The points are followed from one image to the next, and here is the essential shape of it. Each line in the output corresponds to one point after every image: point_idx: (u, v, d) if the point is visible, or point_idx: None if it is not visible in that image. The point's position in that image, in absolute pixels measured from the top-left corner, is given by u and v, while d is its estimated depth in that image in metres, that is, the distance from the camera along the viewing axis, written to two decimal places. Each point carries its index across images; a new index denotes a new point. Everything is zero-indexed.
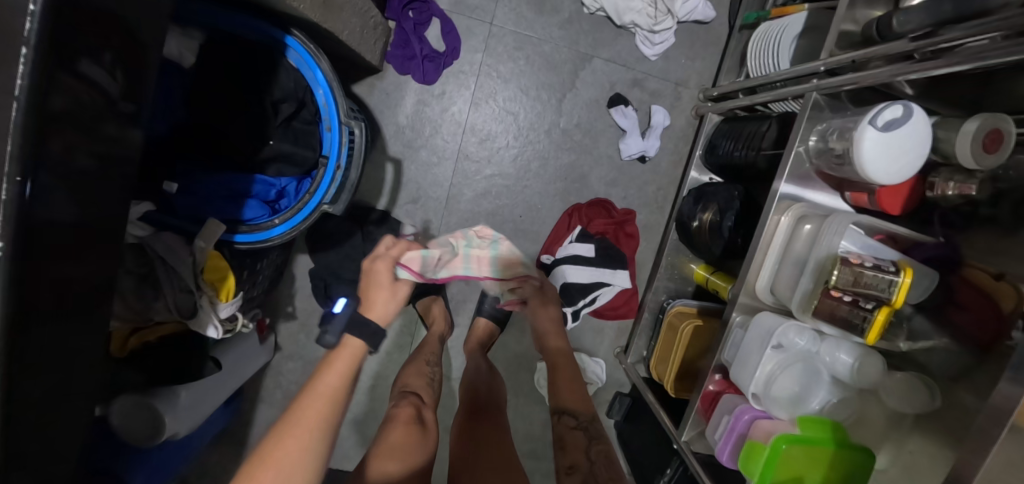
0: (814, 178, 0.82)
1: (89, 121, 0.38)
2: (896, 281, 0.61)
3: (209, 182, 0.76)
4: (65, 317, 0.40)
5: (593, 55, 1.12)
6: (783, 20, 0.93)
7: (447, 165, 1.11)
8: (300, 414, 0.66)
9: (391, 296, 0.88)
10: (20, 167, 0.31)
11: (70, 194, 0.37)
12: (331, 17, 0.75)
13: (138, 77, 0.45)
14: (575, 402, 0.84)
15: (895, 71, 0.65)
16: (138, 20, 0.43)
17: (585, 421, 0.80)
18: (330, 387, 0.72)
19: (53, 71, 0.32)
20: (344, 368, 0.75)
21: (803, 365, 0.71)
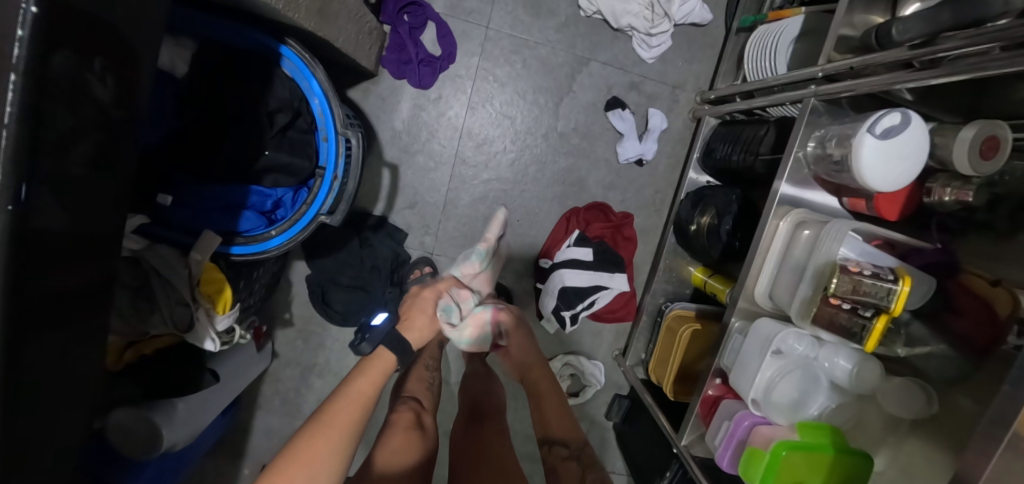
0: (812, 184, 0.82)
1: (80, 140, 0.37)
2: (894, 290, 0.61)
3: (203, 194, 0.74)
4: (57, 336, 0.40)
5: (590, 58, 1.11)
6: (781, 23, 0.93)
7: (444, 170, 1.11)
8: (329, 419, 0.72)
9: (431, 327, 0.94)
10: (10, 195, 0.31)
11: (63, 214, 0.37)
12: (326, 24, 0.74)
13: (131, 95, 0.44)
14: (563, 431, 0.92)
15: (893, 78, 0.65)
16: (134, 37, 0.42)
17: (575, 450, 0.89)
18: (363, 392, 0.77)
19: (41, 93, 0.32)
20: (379, 377, 0.81)
21: (802, 371, 0.72)
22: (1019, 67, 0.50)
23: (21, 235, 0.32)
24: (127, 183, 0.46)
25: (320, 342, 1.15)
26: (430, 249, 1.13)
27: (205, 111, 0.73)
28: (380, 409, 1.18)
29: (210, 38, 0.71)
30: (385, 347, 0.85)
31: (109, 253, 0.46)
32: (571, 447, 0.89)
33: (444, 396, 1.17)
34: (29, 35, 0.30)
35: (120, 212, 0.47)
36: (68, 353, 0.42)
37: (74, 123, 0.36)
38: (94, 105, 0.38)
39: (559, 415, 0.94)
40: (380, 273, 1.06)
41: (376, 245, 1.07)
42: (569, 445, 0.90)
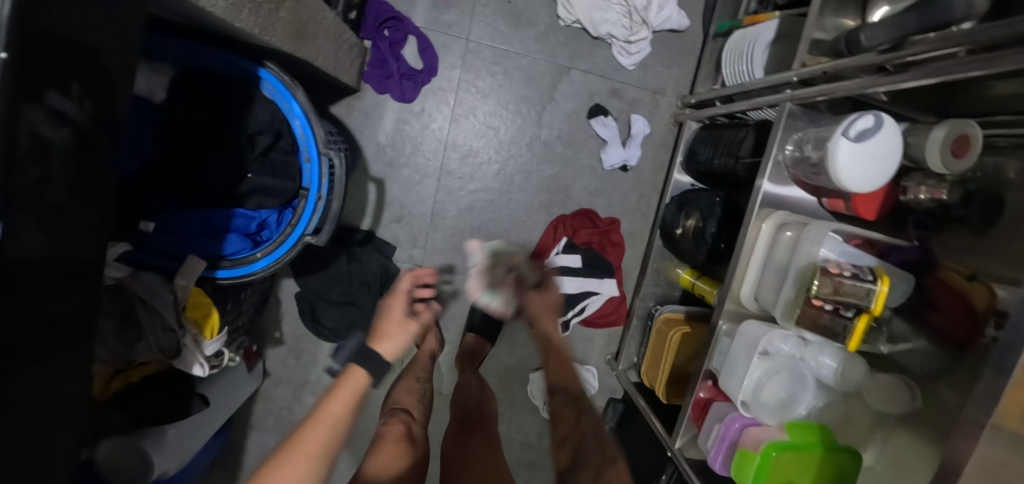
0: (791, 186, 0.83)
1: (53, 179, 0.37)
2: (874, 290, 0.62)
3: (186, 219, 0.74)
4: (39, 378, 0.39)
5: (571, 67, 1.12)
6: (755, 28, 0.95)
7: (430, 182, 1.11)
8: (287, 455, 0.60)
9: (404, 333, 0.88)
10: None
11: (44, 254, 0.37)
12: (306, 45, 0.74)
13: (109, 130, 0.44)
14: (564, 378, 0.88)
15: (866, 83, 0.67)
16: (112, 73, 0.43)
17: (574, 399, 0.84)
18: (334, 414, 0.67)
19: (14, 134, 0.31)
20: (349, 397, 0.71)
21: (789, 371, 0.73)
22: (986, 72, 0.51)
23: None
24: (108, 219, 0.46)
25: (311, 359, 1.14)
26: (419, 261, 1.13)
27: (188, 139, 0.75)
28: (373, 424, 1.17)
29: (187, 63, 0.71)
30: (355, 363, 0.77)
31: (90, 289, 0.46)
32: (571, 397, 0.85)
33: (439, 408, 1.16)
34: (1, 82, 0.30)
35: (99, 248, 0.46)
36: (50, 394, 0.41)
37: (48, 165, 0.36)
38: (67, 145, 0.38)
39: (561, 362, 0.89)
40: (369, 288, 1.06)
41: (365, 260, 1.06)
42: (570, 390, 0.86)
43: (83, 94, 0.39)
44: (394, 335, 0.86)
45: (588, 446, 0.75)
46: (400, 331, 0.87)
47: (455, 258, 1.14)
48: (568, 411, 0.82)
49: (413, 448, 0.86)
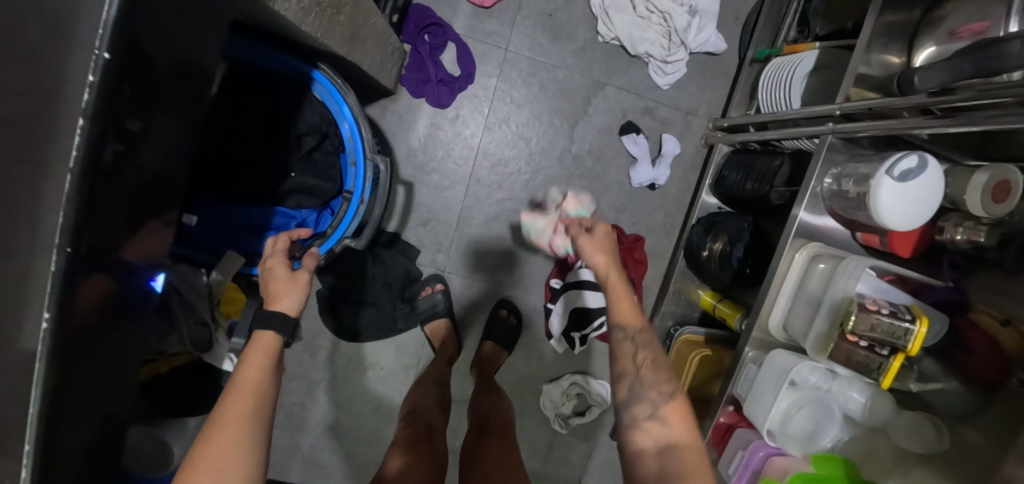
0: (825, 216, 0.83)
1: (124, 178, 0.37)
2: (912, 330, 0.62)
3: (228, 212, 0.76)
4: (91, 372, 0.39)
5: (606, 83, 1.13)
6: (795, 56, 0.96)
7: (459, 188, 1.11)
8: (204, 446, 0.46)
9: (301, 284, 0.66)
10: (71, 237, 0.30)
11: (111, 245, 0.37)
12: (357, 49, 0.74)
13: (172, 127, 0.45)
14: (623, 313, 0.60)
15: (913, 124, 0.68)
16: (187, 83, 0.45)
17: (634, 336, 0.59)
18: (251, 382, 0.53)
19: (106, 132, 0.31)
20: (266, 362, 0.56)
21: (815, 403, 0.73)
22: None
23: (102, 282, 0.37)
24: (154, 217, 0.47)
25: (326, 357, 1.13)
26: (441, 266, 1.13)
27: (229, 134, 0.74)
28: (383, 427, 1.15)
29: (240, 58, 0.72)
30: (259, 328, 0.60)
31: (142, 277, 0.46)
32: (629, 335, 0.59)
33: (454, 414, 1.15)
34: (100, 80, 0.29)
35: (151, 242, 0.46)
36: (96, 387, 0.41)
37: (129, 165, 0.37)
38: (146, 145, 0.40)
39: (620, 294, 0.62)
40: (391, 290, 1.09)
41: (389, 262, 1.09)
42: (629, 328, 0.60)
43: (167, 99, 0.41)
44: (289, 287, 0.63)
45: (645, 395, 0.55)
46: (297, 282, 0.65)
47: (477, 265, 1.14)
48: (625, 349, 0.59)
49: (432, 446, 0.85)
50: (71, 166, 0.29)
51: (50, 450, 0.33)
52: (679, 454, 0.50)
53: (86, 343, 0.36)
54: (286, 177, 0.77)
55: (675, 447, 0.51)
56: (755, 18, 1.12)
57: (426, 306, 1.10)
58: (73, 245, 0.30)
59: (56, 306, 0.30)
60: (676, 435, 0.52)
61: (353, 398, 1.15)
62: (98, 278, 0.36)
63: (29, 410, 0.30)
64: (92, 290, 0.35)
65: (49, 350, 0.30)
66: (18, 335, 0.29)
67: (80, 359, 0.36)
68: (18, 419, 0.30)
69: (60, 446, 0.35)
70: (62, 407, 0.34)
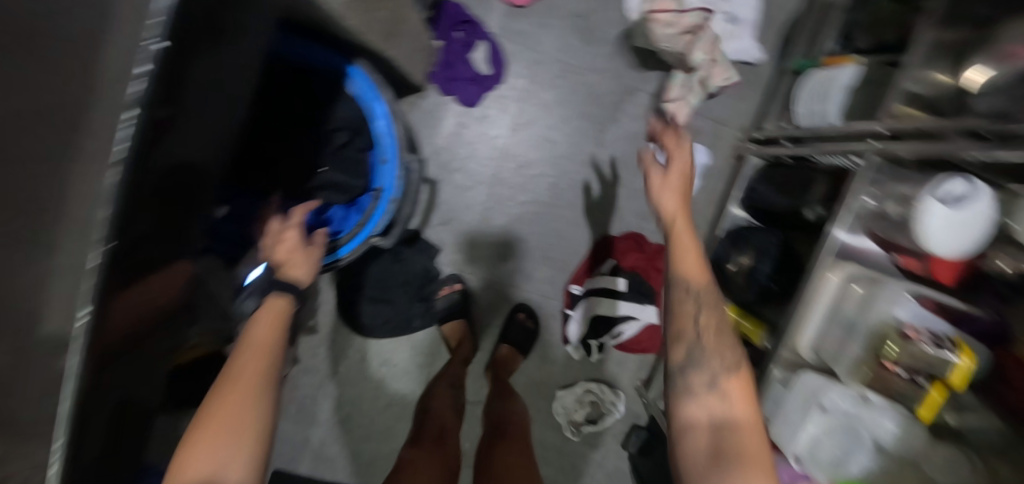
0: (864, 238, 0.81)
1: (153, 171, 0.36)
2: (953, 360, 0.60)
3: (254, 206, 0.77)
4: (113, 364, 0.38)
5: (637, 89, 1.11)
6: (835, 70, 0.93)
7: (482, 189, 1.10)
8: (216, 404, 0.47)
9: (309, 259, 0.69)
10: (106, 232, 0.29)
11: (137, 237, 0.36)
12: (393, 44, 0.73)
13: (202, 130, 0.44)
14: (691, 269, 0.60)
15: (958, 146, 0.63)
16: (221, 85, 0.45)
17: (698, 294, 0.59)
18: (263, 345, 0.53)
19: (135, 124, 0.30)
20: (277, 327, 0.56)
21: (845, 430, 0.71)
22: None
23: (127, 273, 0.36)
24: (179, 211, 0.46)
25: (340, 352, 1.12)
26: (461, 266, 1.12)
27: (262, 128, 0.75)
28: (394, 425, 1.15)
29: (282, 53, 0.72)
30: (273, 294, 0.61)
31: (161, 265, 0.45)
32: (693, 293, 0.59)
33: (466, 417, 1.15)
34: None
35: (172, 234, 0.46)
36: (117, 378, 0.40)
37: (156, 159, 0.36)
38: (172, 136, 0.38)
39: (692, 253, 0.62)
40: (409, 288, 1.08)
41: (409, 261, 1.07)
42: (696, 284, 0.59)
43: (196, 95, 0.40)
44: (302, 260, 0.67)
45: (704, 362, 0.56)
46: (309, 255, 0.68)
47: (497, 267, 1.13)
48: (688, 308, 0.59)
49: (443, 451, 0.84)
50: (110, 159, 0.28)
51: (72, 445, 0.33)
52: (736, 431, 0.51)
53: (113, 337, 0.36)
54: (315, 176, 0.78)
55: (733, 423, 0.52)
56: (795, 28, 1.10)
57: (443, 307, 1.09)
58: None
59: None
60: (734, 412, 0.53)
61: (365, 394, 1.14)
62: (119, 270, 0.35)
63: (58, 404, 0.30)
64: (112, 291, 0.34)
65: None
66: (41, 320, 0.28)
67: (104, 354, 0.36)
68: (47, 414, 0.30)
69: (77, 439, 0.34)
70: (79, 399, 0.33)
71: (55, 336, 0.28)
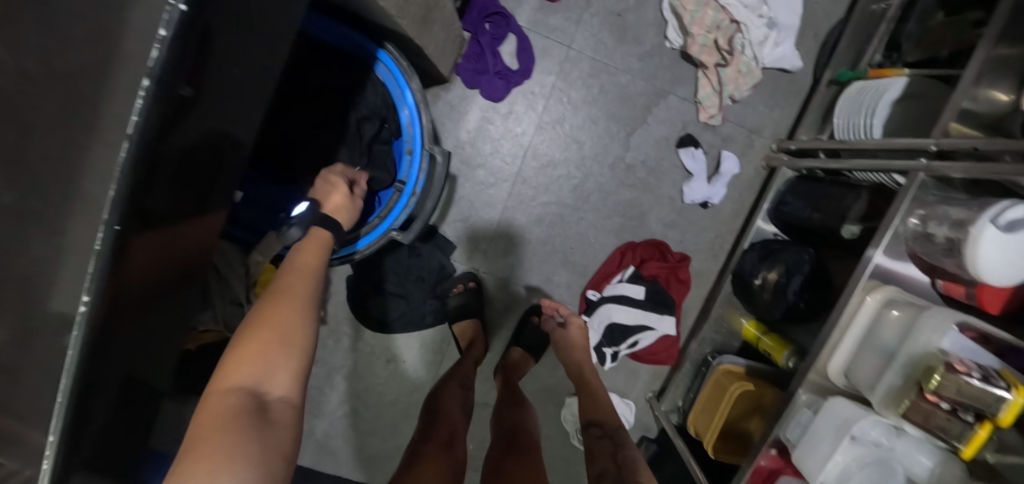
0: (905, 259, 0.76)
1: (186, 150, 0.34)
2: (1006, 399, 0.54)
3: (273, 191, 0.77)
4: (133, 348, 0.36)
5: (669, 92, 1.07)
6: (881, 82, 0.89)
7: (503, 187, 1.07)
8: (269, 307, 0.54)
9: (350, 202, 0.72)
10: (121, 214, 0.27)
11: (167, 215, 0.35)
12: (425, 32, 0.70)
13: (236, 115, 0.43)
14: (597, 410, 0.84)
15: (1013, 169, 0.60)
16: (258, 65, 0.44)
17: (610, 429, 0.80)
18: (308, 264, 0.61)
19: (172, 101, 0.29)
20: (319, 252, 0.64)
21: (879, 464, 0.66)
22: None
23: (151, 254, 0.34)
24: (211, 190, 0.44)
25: (349, 344, 1.11)
26: (476, 265, 1.10)
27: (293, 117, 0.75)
28: (399, 421, 1.13)
29: (311, 36, 0.72)
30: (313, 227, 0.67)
31: (187, 245, 0.43)
32: (603, 433, 0.79)
33: (474, 418, 1.13)
34: (171, 36, 0.27)
35: (202, 213, 0.44)
36: (139, 361, 0.38)
37: (189, 138, 0.34)
38: (208, 106, 0.36)
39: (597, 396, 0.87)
40: (423, 284, 1.06)
41: (425, 256, 1.05)
42: (606, 422, 0.81)
43: (234, 71, 0.39)
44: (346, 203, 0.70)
45: None
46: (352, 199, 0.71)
47: (513, 268, 1.10)
48: (605, 447, 0.77)
49: (452, 455, 0.80)
50: (129, 132, 0.26)
51: (76, 441, 0.31)
52: None
53: (132, 325, 0.35)
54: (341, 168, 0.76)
55: None
56: (838, 36, 1.05)
57: (457, 306, 1.06)
58: (121, 222, 0.27)
59: (95, 290, 0.27)
60: None
61: (372, 389, 1.12)
62: (145, 255, 0.33)
63: (56, 401, 0.28)
64: (137, 282, 0.32)
65: (86, 328, 0.28)
66: (48, 298, 0.27)
67: (122, 345, 0.34)
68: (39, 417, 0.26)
69: (90, 428, 0.32)
70: (105, 367, 0.31)
71: (58, 315, 0.27)
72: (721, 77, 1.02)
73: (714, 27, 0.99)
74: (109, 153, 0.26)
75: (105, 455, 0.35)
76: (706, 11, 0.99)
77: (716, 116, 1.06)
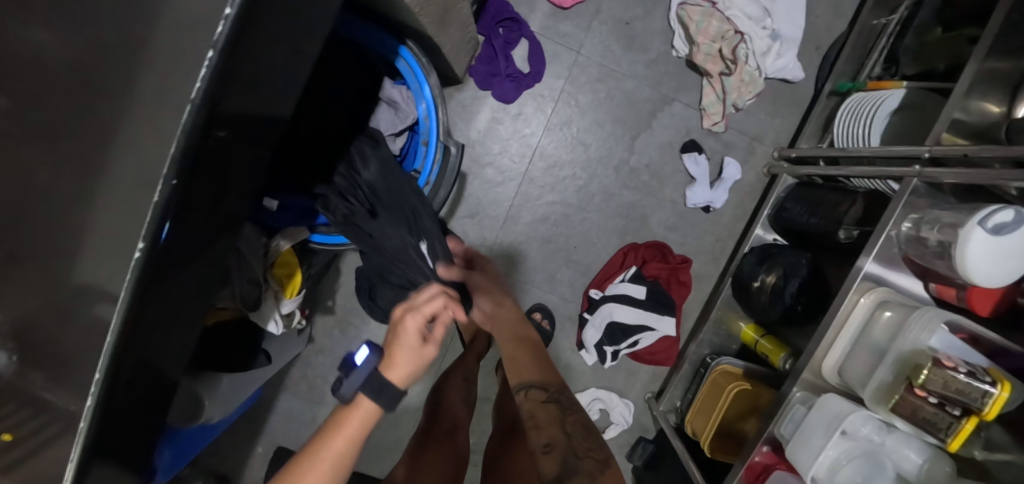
0: (899, 264, 0.78)
1: (233, 118, 0.34)
2: (992, 393, 0.57)
3: (291, 196, 0.79)
4: (173, 318, 0.36)
5: (674, 98, 1.11)
6: (879, 93, 0.92)
7: (511, 186, 1.10)
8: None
9: (417, 358, 0.56)
10: (178, 170, 0.26)
11: (213, 180, 0.35)
12: (442, 31, 0.75)
13: (286, 95, 0.44)
14: (530, 370, 0.80)
15: (995, 174, 0.63)
16: (302, 40, 0.42)
17: (549, 388, 0.77)
18: (336, 450, 0.52)
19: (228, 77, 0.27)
20: (354, 432, 0.53)
21: (869, 457, 0.68)
22: None
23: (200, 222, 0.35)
24: (251, 165, 0.43)
25: (355, 334, 1.15)
26: None
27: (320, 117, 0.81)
28: (401, 413, 1.15)
29: (343, 36, 0.80)
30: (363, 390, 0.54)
31: (225, 213, 0.42)
32: (540, 393, 0.76)
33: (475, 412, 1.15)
34: (237, 13, 0.25)
35: (243, 184, 0.43)
36: (174, 325, 0.37)
37: (232, 109, 0.33)
38: (251, 83, 0.35)
39: (530, 353, 0.82)
40: None
41: None
42: (549, 384, 0.79)
43: (276, 47, 0.37)
44: (409, 358, 0.55)
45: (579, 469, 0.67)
46: (419, 355, 0.56)
47: (518, 264, 1.12)
48: (550, 409, 0.75)
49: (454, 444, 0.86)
50: (193, 98, 0.25)
51: (116, 390, 0.31)
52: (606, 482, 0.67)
53: (176, 284, 0.34)
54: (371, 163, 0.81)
55: None
56: (839, 49, 1.09)
57: None
58: (178, 178, 0.27)
59: (151, 235, 0.27)
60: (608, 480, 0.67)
61: None
62: (192, 211, 0.33)
63: (95, 377, 0.29)
64: (183, 236, 0.33)
65: (135, 281, 0.27)
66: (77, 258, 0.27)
67: (161, 308, 0.33)
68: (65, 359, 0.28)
69: (123, 384, 0.31)
70: (146, 335, 0.32)
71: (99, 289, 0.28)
72: (726, 87, 1.06)
73: (720, 37, 1.03)
74: (151, 108, 0.26)
75: (116, 427, 0.33)
76: (711, 22, 1.03)
77: (718, 123, 1.10)
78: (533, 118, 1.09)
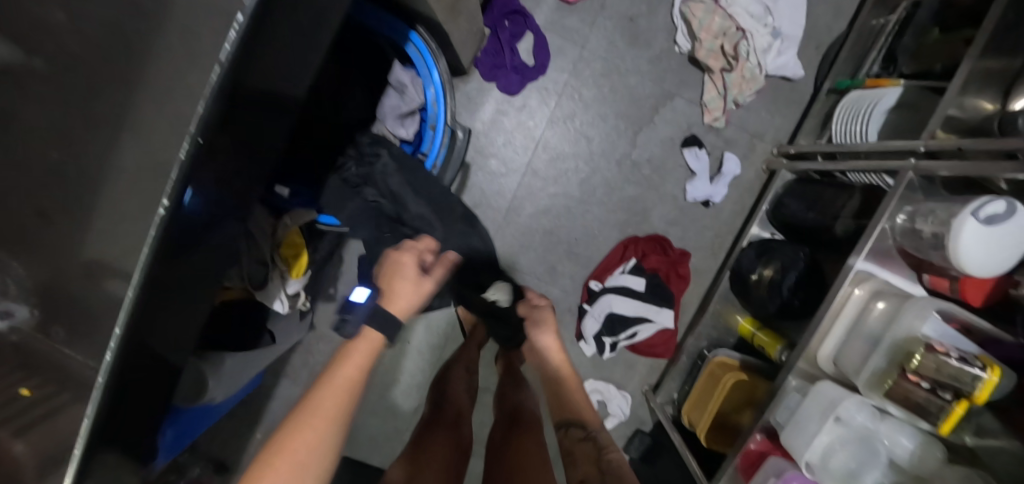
0: (893, 255, 0.81)
1: (258, 89, 0.35)
2: (981, 377, 0.58)
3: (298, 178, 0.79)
4: (183, 288, 0.35)
5: (676, 94, 1.13)
6: (875, 91, 0.94)
7: (514, 177, 1.12)
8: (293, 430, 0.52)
9: (415, 290, 0.68)
10: (204, 129, 0.26)
11: (234, 147, 0.35)
12: (451, 19, 0.77)
13: None
14: (577, 412, 0.83)
15: (999, 166, 0.63)
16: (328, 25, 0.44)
17: (594, 431, 0.80)
18: (346, 383, 0.58)
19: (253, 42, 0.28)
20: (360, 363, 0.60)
21: (862, 443, 0.69)
22: None
23: (218, 187, 0.35)
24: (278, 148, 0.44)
25: None
26: None
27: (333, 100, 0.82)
28: (401, 402, 1.16)
29: (359, 21, 0.82)
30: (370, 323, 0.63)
31: (245, 191, 0.42)
32: (582, 433, 0.79)
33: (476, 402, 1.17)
34: None
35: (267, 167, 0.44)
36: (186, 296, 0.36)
37: (261, 80, 0.34)
38: (280, 58, 0.36)
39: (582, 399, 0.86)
40: None
41: None
42: (587, 422, 0.82)
43: (308, 27, 0.39)
44: (408, 290, 0.67)
45: None
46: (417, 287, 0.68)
47: (520, 255, 1.14)
48: (587, 447, 0.76)
49: (457, 433, 0.87)
50: (222, 59, 0.26)
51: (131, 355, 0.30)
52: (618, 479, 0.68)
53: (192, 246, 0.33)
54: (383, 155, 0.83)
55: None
56: (837, 49, 1.11)
57: None
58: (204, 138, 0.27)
59: (175, 195, 0.26)
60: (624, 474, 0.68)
61: (376, 367, 1.16)
62: (212, 173, 0.33)
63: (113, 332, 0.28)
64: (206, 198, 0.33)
65: (157, 240, 0.27)
66: (87, 213, 0.27)
67: (175, 274, 0.33)
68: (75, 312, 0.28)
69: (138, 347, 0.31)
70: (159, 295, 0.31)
71: (94, 260, 0.27)
72: (726, 83, 1.08)
73: (722, 35, 1.05)
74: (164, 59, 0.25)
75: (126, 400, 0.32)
76: (712, 18, 1.05)
77: (718, 119, 1.12)
78: (537, 111, 1.11)
